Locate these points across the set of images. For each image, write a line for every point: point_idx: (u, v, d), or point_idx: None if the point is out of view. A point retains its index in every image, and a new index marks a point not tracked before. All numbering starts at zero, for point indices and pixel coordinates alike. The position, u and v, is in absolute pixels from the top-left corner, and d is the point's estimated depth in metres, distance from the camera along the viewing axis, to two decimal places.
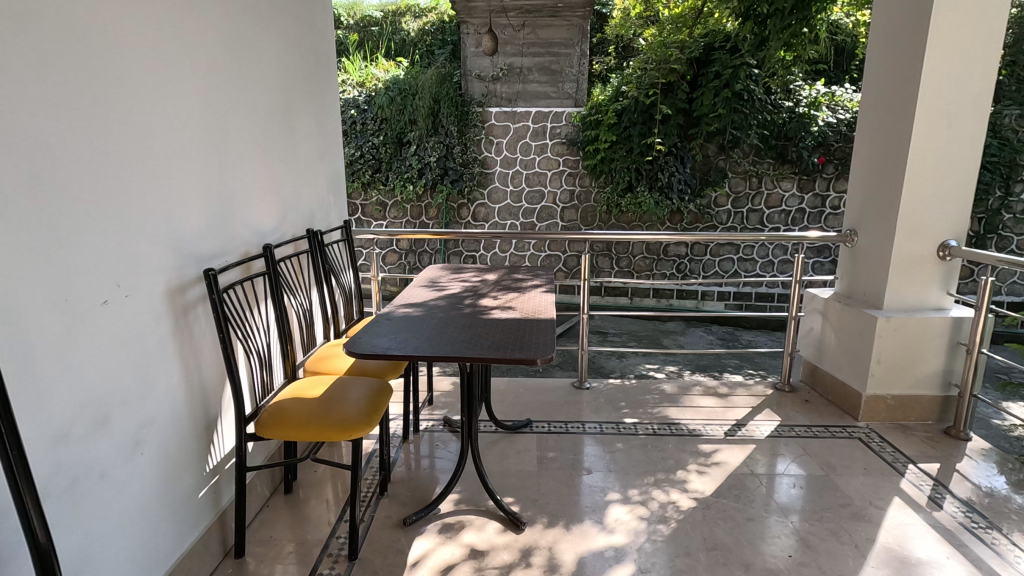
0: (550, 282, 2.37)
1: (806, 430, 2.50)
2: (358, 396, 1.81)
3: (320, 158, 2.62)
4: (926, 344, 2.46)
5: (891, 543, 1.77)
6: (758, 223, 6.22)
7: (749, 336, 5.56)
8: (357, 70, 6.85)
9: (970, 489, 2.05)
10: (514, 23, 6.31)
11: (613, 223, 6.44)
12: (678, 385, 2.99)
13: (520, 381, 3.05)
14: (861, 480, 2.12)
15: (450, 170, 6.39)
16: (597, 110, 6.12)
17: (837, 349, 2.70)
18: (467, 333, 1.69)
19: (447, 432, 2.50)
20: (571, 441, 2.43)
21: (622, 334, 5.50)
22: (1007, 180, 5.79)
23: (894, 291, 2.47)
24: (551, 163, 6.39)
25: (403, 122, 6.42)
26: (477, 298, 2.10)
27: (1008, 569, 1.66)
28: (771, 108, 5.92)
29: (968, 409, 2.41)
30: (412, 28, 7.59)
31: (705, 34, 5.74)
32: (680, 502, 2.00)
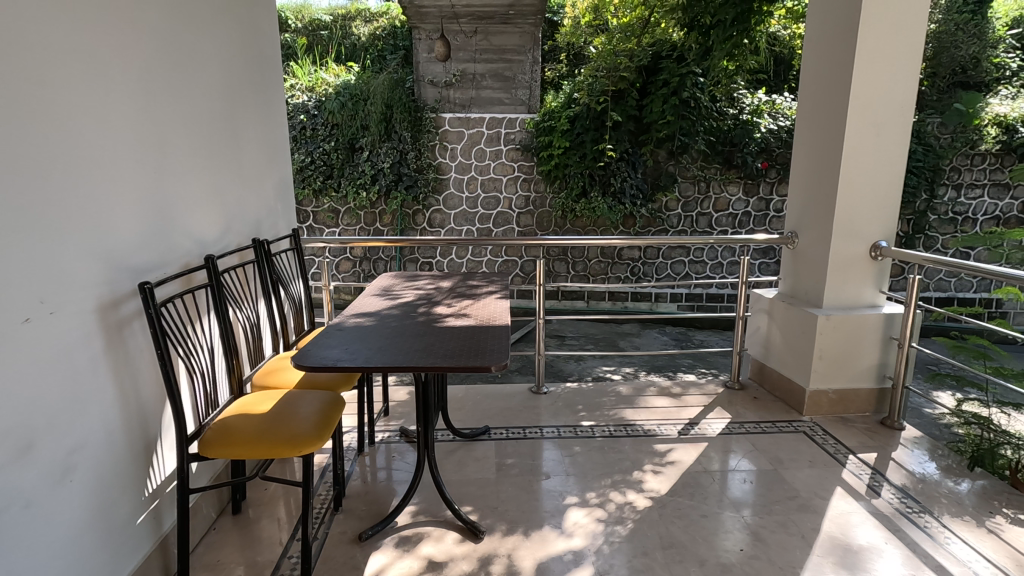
0: (505, 288, 2.38)
1: (755, 426, 2.59)
2: (310, 410, 1.75)
3: (267, 165, 2.55)
4: (863, 339, 2.59)
5: (834, 532, 1.85)
6: (707, 226, 6.42)
7: (701, 336, 5.72)
8: (306, 74, 6.69)
9: (905, 476, 2.17)
10: (465, 29, 6.32)
11: (568, 228, 6.49)
12: (633, 386, 3.04)
13: (478, 388, 3.04)
14: (807, 472, 2.21)
15: (404, 176, 6.32)
16: (550, 116, 6.19)
17: (782, 347, 2.81)
18: (421, 342, 1.67)
19: (404, 443, 2.46)
20: (530, 446, 2.43)
21: (579, 337, 5.56)
22: (931, 184, 6.18)
23: (832, 290, 2.59)
24: (505, 168, 6.41)
25: (355, 127, 6.31)
26: (431, 306, 2.08)
27: (940, 550, 1.76)
28: (716, 115, 6.16)
29: (902, 399, 2.55)
30: (362, 33, 7.49)
31: (652, 43, 5.91)
32: (637, 502, 2.03)
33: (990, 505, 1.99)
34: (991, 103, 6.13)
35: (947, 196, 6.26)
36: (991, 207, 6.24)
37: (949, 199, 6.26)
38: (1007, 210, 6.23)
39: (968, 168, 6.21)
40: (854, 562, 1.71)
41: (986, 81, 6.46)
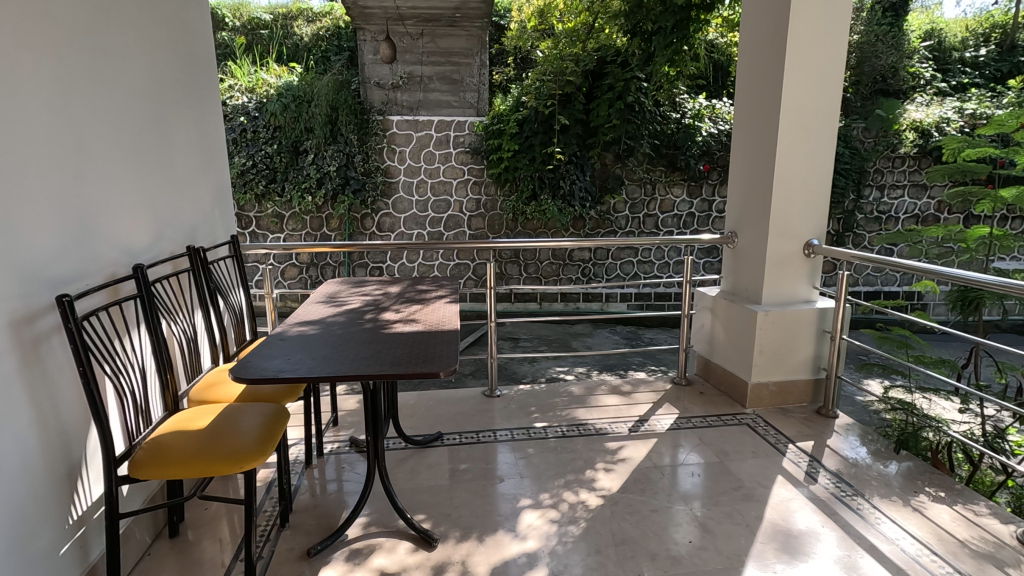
0: (454, 292, 2.36)
1: (701, 420, 2.68)
2: (252, 424, 1.68)
3: (202, 169, 2.43)
4: (799, 333, 2.71)
5: (776, 519, 1.93)
6: (654, 227, 6.59)
7: (650, 334, 5.87)
8: (246, 74, 6.43)
9: (839, 461, 2.29)
10: (411, 31, 6.24)
11: (519, 231, 6.53)
12: (585, 386, 3.08)
13: (430, 393, 3.00)
14: (750, 462, 2.30)
15: (351, 180, 6.19)
16: (499, 119, 6.19)
17: (725, 343, 2.92)
18: (368, 350, 1.63)
19: (355, 453, 2.40)
20: (483, 450, 2.42)
21: (532, 339, 5.59)
22: (858, 185, 6.56)
23: (770, 287, 2.71)
24: (455, 171, 6.38)
25: (298, 130, 6.13)
26: (379, 312, 2.03)
27: (871, 530, 1.86)
28: (660, 119, 6.34)
29: (835, 389, 2.69)
30: (305, 33, 7.29)
31: (597, 48, 6.03)
32: (590, 501, 2.06)
33: (915, 485, 2.12)
34: (908, 110, 6.57)
35: (872, 197, 6.66)
36: (911, 206, 6.68)
37: (874, 198, 6.66)
38: (925, 209, 6.68)
39: (891, 170, 6.63)
40: (794, 546, 1.79)
41: (903, 89, 7.01)
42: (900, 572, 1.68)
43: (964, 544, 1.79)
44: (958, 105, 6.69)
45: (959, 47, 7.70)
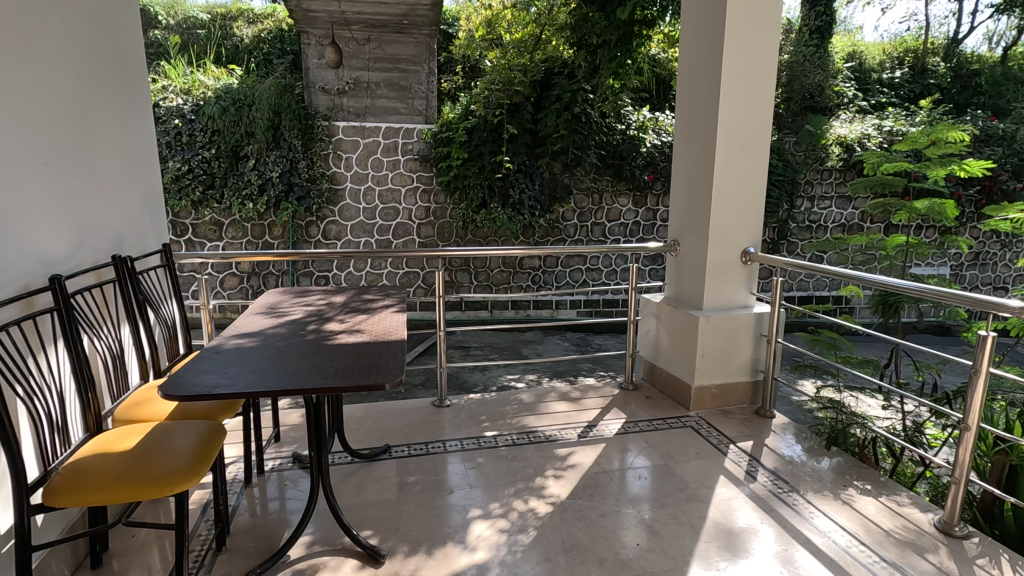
0: (402, 300, 2.33)
1: (648, 424, 2.74)
2: (184, 443, 1.58)
3: (131, 174, 2.30)
4: (738, 337, 2.83)
5: (718, 517, 2.00)
6: (601, 235, 6.73)
7: (599, 340, 5.97)
8: (181, 75, 6.14)
9: (776, 459, 2.40)
10: (358, 36, 6.13)
11: (469, 239, 6.53)
12: (535, 393, 3.09)
13: (378, 405, 2.94)
14: (694, 463, 2.37)
15: (295, 186, 6.01)
16: (447, 127, 6.16)
17: (670, 348, 3.00)
18: (310, 362, 1.57)
19: (299, 469, 2.31)
20: (433, 461, 2.39)
21: (483, 347, 5.58)
22: (791, 196, 6.92)
23: (710, 293, 2.82)
24: (404, 178, 6.31)
25: (238, 134, 5.90)
26: (322, 322, 1.97)
27: (805, 524, 1.95)
28: (606, 130, 6.48)
29: (772, 390, 2.81)
30: (245, 34, 7.02)
31: (545, 59, 6.13)
32: (540, 508, 2.06)
33: (845, 479, 2.24)
34: (834, 126, 7.02)
35: (804, 207, 7.05)
36: (838, 216, 7.11)
37: (805, 209, 7.04)
38: (851, 218, 7.11)
39: (820, 182, 7.03)
40: (735, 544, 1.85)
41: (830, 106, 7.49)
42: (832, 563, 1.76)
43: (889, 533, 1.91)
44: (878, 122, 7.20)
45: (878, 69, 8.31)
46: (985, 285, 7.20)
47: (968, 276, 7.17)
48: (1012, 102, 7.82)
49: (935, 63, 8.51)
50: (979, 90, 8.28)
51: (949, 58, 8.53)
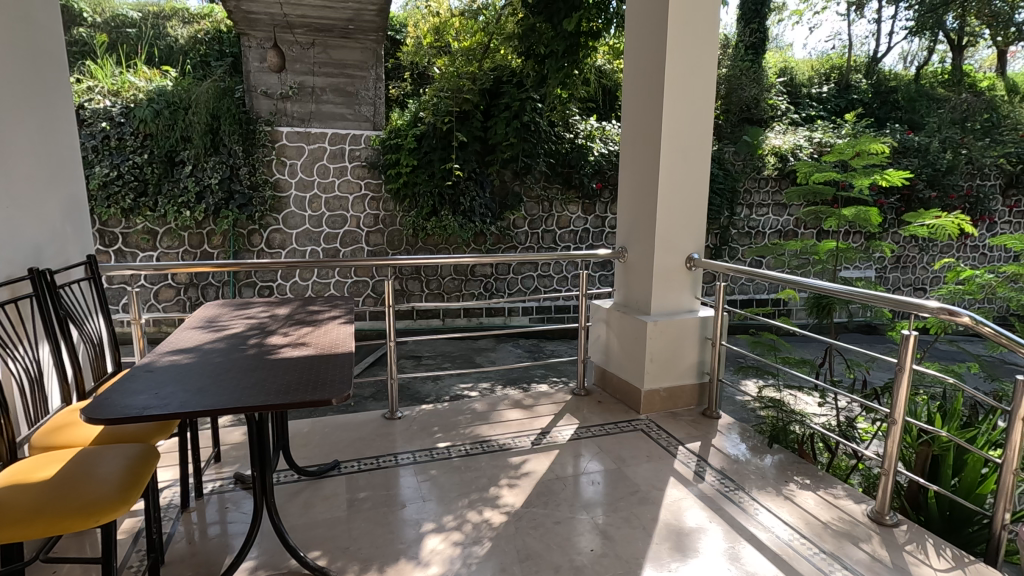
0: (349, 311, 2.26)
1: (599, 428, 2.77)
2: (112, 467, 1.48)
3: (50, 181, 2.14)
4: (684, 341, 2.91)
5: (669, 518, 2.04)
6: (552, 242, 6.80)
7: (551, 347, 6.02)
8: (109, 76, 5.78)
9: (722, 459, 2.48)
10: (301, 40, 5.95)
11: (420, 247, 6.45)
12: (488, 402, 3.08)
13: (326, 419, 2.84)
14: (645, 466, 2.41)
15: (236, 194, 5.80)
16: (396, 134, 6.09)
17: (620, 353, 3.05)
18: (252, 379, 1.50)
19: (241, 490, 2.20)
20: (384, 476, 2.33)
21: (436, 356, 5.52)
22: (731, 203, 7.20)
23: (657, 299, 2.89)
24: (351, 186, 6.19)
25: (173, 139, 5.62)
26: (264, 336, 1.89)
27: (751, 521, 2.02)
28: (555, 138, 6.55)
29: (717, 391, 2.90)
30: (180, 34, 6.70)
31: (494, 67, 6.16)
32: (494, 519, 2.04)
33: (786, 475, 2.34)
34: (770, 137, 7.40)
35: (744, 214, 7.35)
36: (775, 223, 7.46)
37: (744, 215, 7.35)
38: (786, 225, 7.48)
39: (757, 190, 7.35)
40: (685, 544, 1.90)
41: (765, 118, 7.89)
42: (776, 557, 1.83)
43: (827, 525, 2.00)
44: (809, 134, 7.63)
45: (807, 83, 8.83)
46: (906, 286, 7.74)
47: (891, 278, 7.69)
48: (925, 117, 8.47)
49: (857, 79, 9.12)
50: (896, 105, 8.92)
51: (870, 75, 9.17)
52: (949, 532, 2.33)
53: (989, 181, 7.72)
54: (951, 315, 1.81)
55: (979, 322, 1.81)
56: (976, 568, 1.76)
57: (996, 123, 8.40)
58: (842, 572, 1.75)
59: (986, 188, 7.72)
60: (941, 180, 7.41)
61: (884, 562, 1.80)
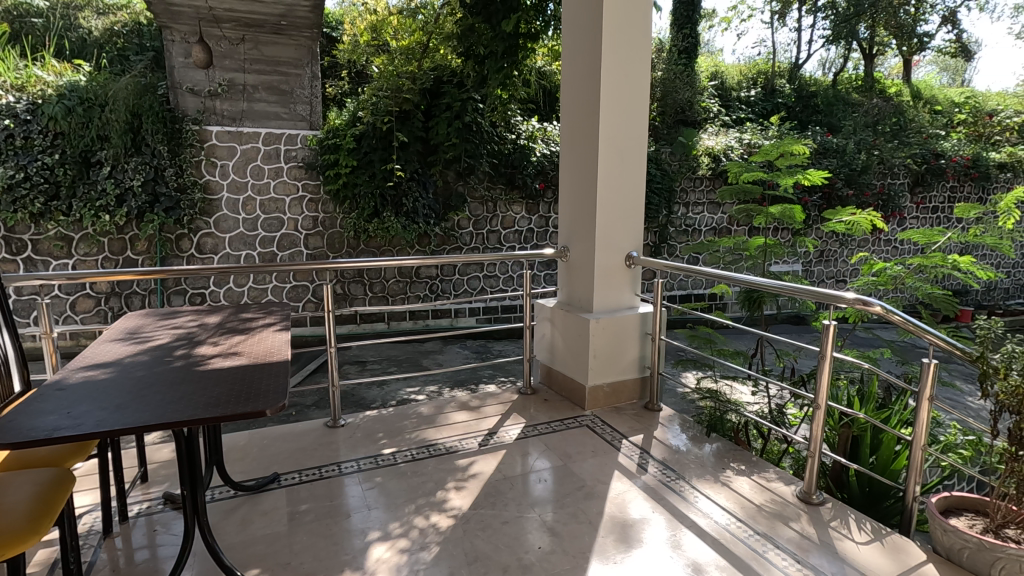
0: (285, 317, 2.18)
1: (546, 426, 2.80)
2: (21, 495, 1.36)
3: None
4: (626, 336, 2.98)
5: (614, 510, 2.09)
6: (497, 243, 6.81)
7: (499, 347, 6.04)
8: (12, 69, 5.31)
9: (664, 450, 2.56)
10: (230, 35, 5.67)
11: (362, 249, 6.32)
12: (434, 405, 3.04)
13: (264, 430, 2.73)
14: (590, 461, 2.46)
15: (162, 196, 5.48)
16: (334, 133, 5.92)
17: (564, 350, 3.09)
18: (180, 392, 1.42)
19: (171, 511, 2.07)
20: (327, 486, 2.26)
21: (381, 360, 5.42)
22: (669, 202, 7.41)
23: (599, 297, 2.95)
24: (288, 187, 5.99)
25: (88, 138, 5.23)
26: (192, 346, 1.80)
27: (690, 508, 2.10)
28: (497, 139, 6.56)
29: (657, 384, 3.00)
30: (94, 26, 6.25)
31: (433, 67, 6.11)
32: (441, 523, 2.02)
33: (723, 462, 2.45)
34: (703, 138, 7.70)
35: (682, 213, 7.61)
36: (710, 221, 7.78)
37: (682, 214, 7.61)
38: (720, 222, 7.82)
39: (693, 189, 7.62)
40: (629, 535, 1.94)
41: (698, 120, 8.21)
42: (714, 542, 1.90)
43: (760, 507, 2.11)
44: (739, 136, 8.01)
45: (737, 88, 9.27)
46: (829, 278, 8.26)
47: (816, 272, 8.18)
48: (842, 120, 9.08)
49: (782, 84, 9.64)
50: (816, 109, 9.52)
51: (793, 80, 9.73)
52: (868, 507, 2.51)
53: (898, 180, 8.34)
54: (865, 305, 1.95)
55: (889, 311, 1.95)
56: (892, 540, 1.90)
57: (903, 126, 9.10)
58: (774, 552, 1.85)
59: (896, 186, 8.32)
60: (857, 179, 7.92)
61: (812, 539, 1.91)
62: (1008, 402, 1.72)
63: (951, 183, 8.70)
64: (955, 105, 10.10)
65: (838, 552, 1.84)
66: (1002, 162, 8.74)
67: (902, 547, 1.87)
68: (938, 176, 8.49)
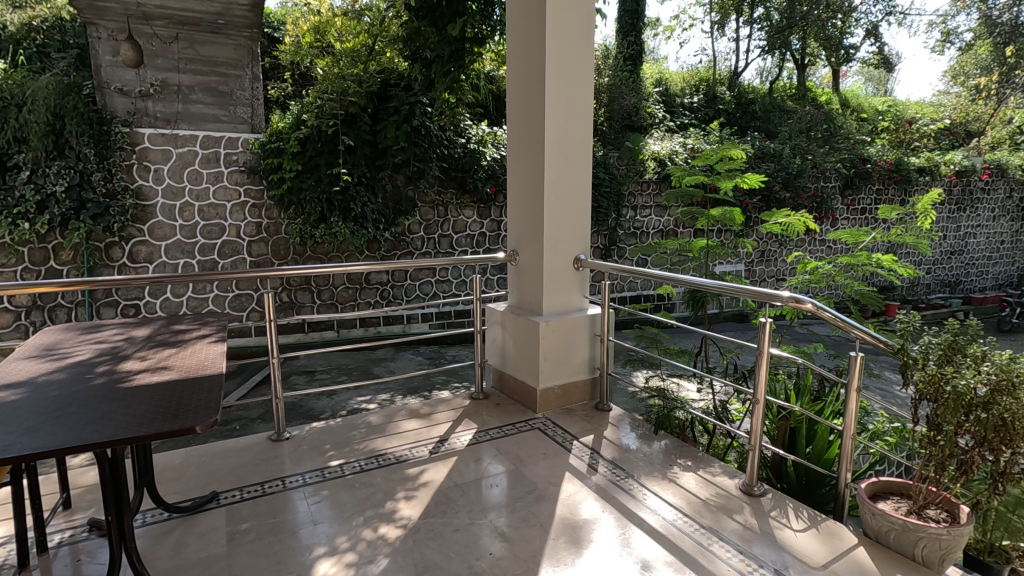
0: (222, 328, 2.09)
1: (497, 431, 2.79)
2: None
3: None
4: (575, 338, 3.01)
5: (565, 512, 2.10)
6: (449, 247, 6.77)
7: (453, 352, 5.99)
8: None
9: (614, 449, 2.60)
10: (161, 33, 5.41)
11: (309, 255, 6.14)
12: (384, 413, 2.99)
13: (202, 448, 2.60)
14: (541, 464, 2.46)
15: (88, 203, 5.17)
16: (277, 137, 5.74)
17: (516, 354, 3.09)
18: (101, 412, 1.33)
19: (97, 538, 1.94)
20: (271, 502, 2.17)
21: (330, 369, 5.27)
22: (618, 206, 7.54)
23: (548, 299, 2.97)
24: (229, 193, 5.76)
25: (3, 141, 4.86)
26: (117, 361, 1.69)
27: (639, 506, 2.14)
28: (447, 143, 6.51)
29: (607, 384, 3.04)
30: (6, 19, 5.69)
31: (380, 70, 6.06)
32: (390, 534, 1.98)
33: (670, 459, 2.50)
34: (649, 143, 7.91)
35: (630, 216, 7.78)
36: (657, 223, 8.00)
37: (630, 217, 7.78)
38: (667, 225, 8.05)
39: (640, 193, 7.80)
40: (580, 536, 1.96)
41: (644, 125, 8.43)
42: (661, 538, 1.94)
43: (706, 502, 2.16)
44: (682, 141, 8.26)
45: (681, 94, 9.59)
46: (770, 277, 8.66)
47: (758, 271, 8.54)
48: (778, 126, 9.52)
49: (722, 91, 10.05)
50: (755, 115, 9.97)
51: (732, 88, 10.16)
52: (806, 495, 2.62)
53: (830, 183, 8.83)
54: (798, 303, 2.04)
55: (820, 308, 2.05)
56: (826, 525, 1.99)
57: (833, 132, 9.64)
58: (718, 545, 1.90)
59: (829, 189, 8.78)
60: (793, 183, 8.30)
61: (754, 530, 1.98)
62: (926, 391, 1.83)
63: (877, 186, 9.26)
64: (879, 113, 10.81)
65: (778, 541, 1.91)
66: (921, 166, 9.39)
67: (836, 533, 1.96)
68: (866, 180, 9.02)
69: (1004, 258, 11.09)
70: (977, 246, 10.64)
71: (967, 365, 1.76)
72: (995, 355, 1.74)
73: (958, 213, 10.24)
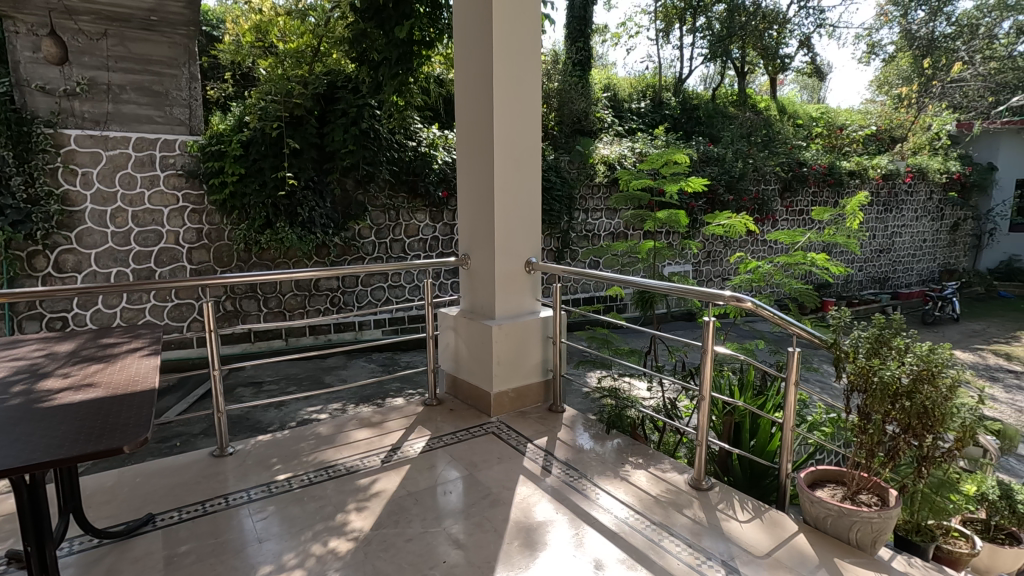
0: (156, 340, 1.98)
1: (451, 437, 2.76)
2: None
3: None
4: (528, 340, 3.02)
5: (519, 516, 2.10)
6: (401, 251, 6.69)
7: (407, 358, 5.91)
8: None
9: (568, 450, 2.62)
10: (89, 30, 5.10)
11: (254, 262, 5.91)
12: (334, 424, 2.91)
13: (137, 467, 2.45)
14: (496, 468, 2.46)
15: (7, 209, 4.81)
16: (217, 139, 5.52)
17: (469, 358, 3.07)
18: (15, 436, 1.22)
19: (15, 572, 1.79)
20: (213, 521, 2.07)
21: (279, 380, 5.10)
22: (570, 209, 7.63)
23: (500, 303, 2.96)
24: (166, 197, 5.49)
25: None
26: (35, 380, 1.57)
27: (592, 506, 2.16)
28: (398, 146, 6.40)
29: (560, 386, 3.07)
30: None
31: (326, 71, 5.93)
32: (340, 548, 1.92)
33: (622, 458, 2.54)
34: (599, 147, 8.05)
35: (582, 219, 7.90)
36: (608, 226, 8.16)
37: (582, 219, 7.89)
38: (617, 227, 8.23)
39: (591, 196, 7.94)
40: (534, 539, 1.96)
41: (594, 129, 8.60)
42: (614, 536, 1.97)
43: (657, 498, 2.21)
44: (631, 145, 8.46)
45: (628, 100, 9.84)
46: (716, 277, 8.98)
47: (704, 271, 8.84)
48: (720, 131, 9.90)
49: (668, 97, 10.37)
50: (699, 120, 10.35)
51: (677, 94, 10.51)
52: (751, 486, 2.72)
53: (770, 186, 9.23)
54: (739, 302, 2.11)
55: (760, 306, 2.13)
56: (770, 515, 2.07)
57: (772, 137, 10.09)
58: (669, 540, 1.95)
59: (769, 192, 9.19)
60: (735, 185, 8.64)
61: (703, 523, 2.04)
62: (857, 382, 1.93)
63: (813, 189, 9.75)
64: (813, 120, 11.42)
65: (725, 533, 1.97)
66: (852, 170, 9.96)
67: (779, 522, 2.04)
68: (803, 183, 9.48)
69: (927, 256, 11.91)
70: (902, 245, 11.37)
71: (892, 357, 1.87)
72: (917, 346, 1.85)
73: (885, 214, 10.92)
